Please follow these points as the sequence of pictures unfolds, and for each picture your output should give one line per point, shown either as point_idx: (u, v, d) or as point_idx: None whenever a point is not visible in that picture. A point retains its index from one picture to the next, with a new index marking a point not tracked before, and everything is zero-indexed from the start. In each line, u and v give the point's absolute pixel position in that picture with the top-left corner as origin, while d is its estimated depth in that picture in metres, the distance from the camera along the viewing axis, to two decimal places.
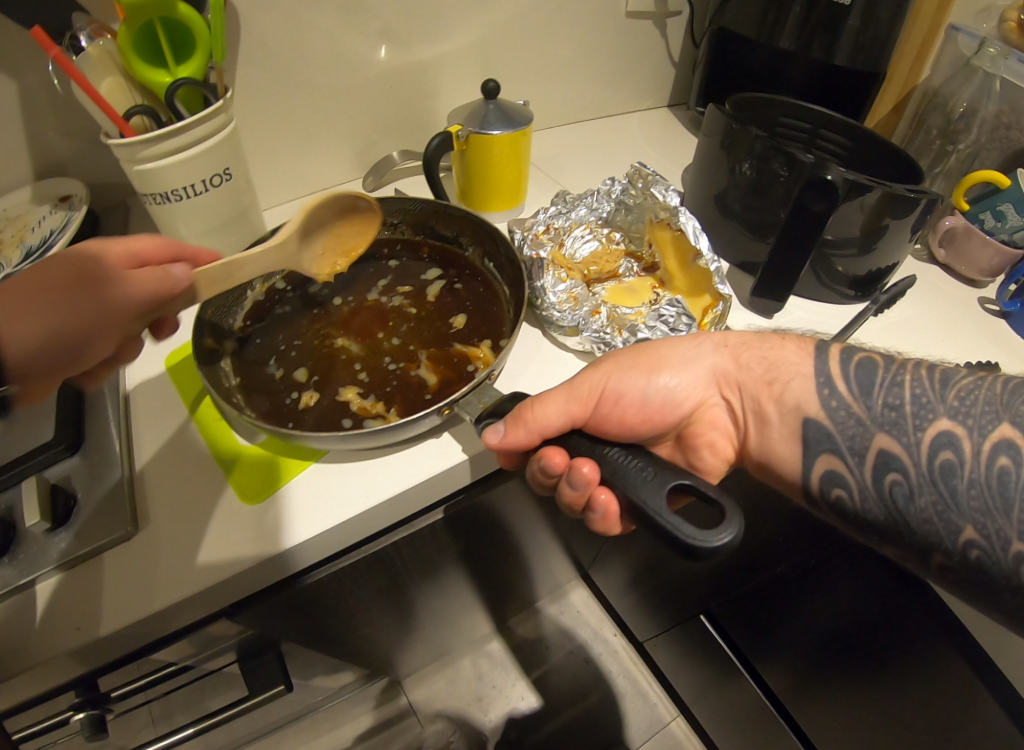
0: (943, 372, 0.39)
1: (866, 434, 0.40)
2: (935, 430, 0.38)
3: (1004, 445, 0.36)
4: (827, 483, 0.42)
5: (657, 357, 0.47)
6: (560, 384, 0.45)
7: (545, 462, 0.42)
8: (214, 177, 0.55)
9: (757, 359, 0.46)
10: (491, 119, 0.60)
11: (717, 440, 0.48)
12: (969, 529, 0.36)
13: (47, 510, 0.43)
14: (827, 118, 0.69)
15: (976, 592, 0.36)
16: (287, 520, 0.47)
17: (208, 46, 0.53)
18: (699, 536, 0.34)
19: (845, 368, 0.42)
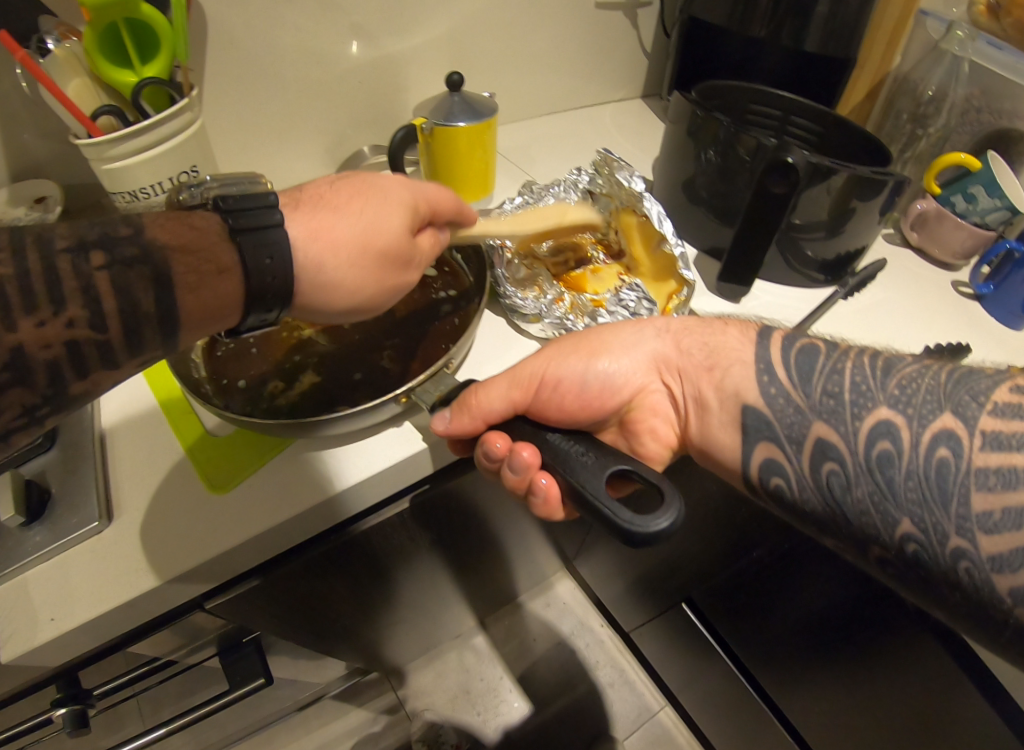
0: (886, 361, 0.39)
1: (804, 422, 0.40)
2: (874, 419, 0.38)
3: (944, 436, 0.36)
4: (766, 472, 0.42)
5: (597, 343, 0.47)
6: (503, 371, 0.45)
7: (488, 448, 0.42)
8: (181, 175, 0.57)
9: (697, 344, 0.46)
10: (457, 111, 0.60)
11: (659, 425, 0.48)
12: (906, 523, 0.36)
13: (20, 505, 0.44)
14: (793, 103, 0.69)
15: (916, 582, 0.36)
16: (246, 512, 0.47)
17: (172, 47, 0.53)
18: (638, 521, 0.34)
19: (785, 354, 0.42)
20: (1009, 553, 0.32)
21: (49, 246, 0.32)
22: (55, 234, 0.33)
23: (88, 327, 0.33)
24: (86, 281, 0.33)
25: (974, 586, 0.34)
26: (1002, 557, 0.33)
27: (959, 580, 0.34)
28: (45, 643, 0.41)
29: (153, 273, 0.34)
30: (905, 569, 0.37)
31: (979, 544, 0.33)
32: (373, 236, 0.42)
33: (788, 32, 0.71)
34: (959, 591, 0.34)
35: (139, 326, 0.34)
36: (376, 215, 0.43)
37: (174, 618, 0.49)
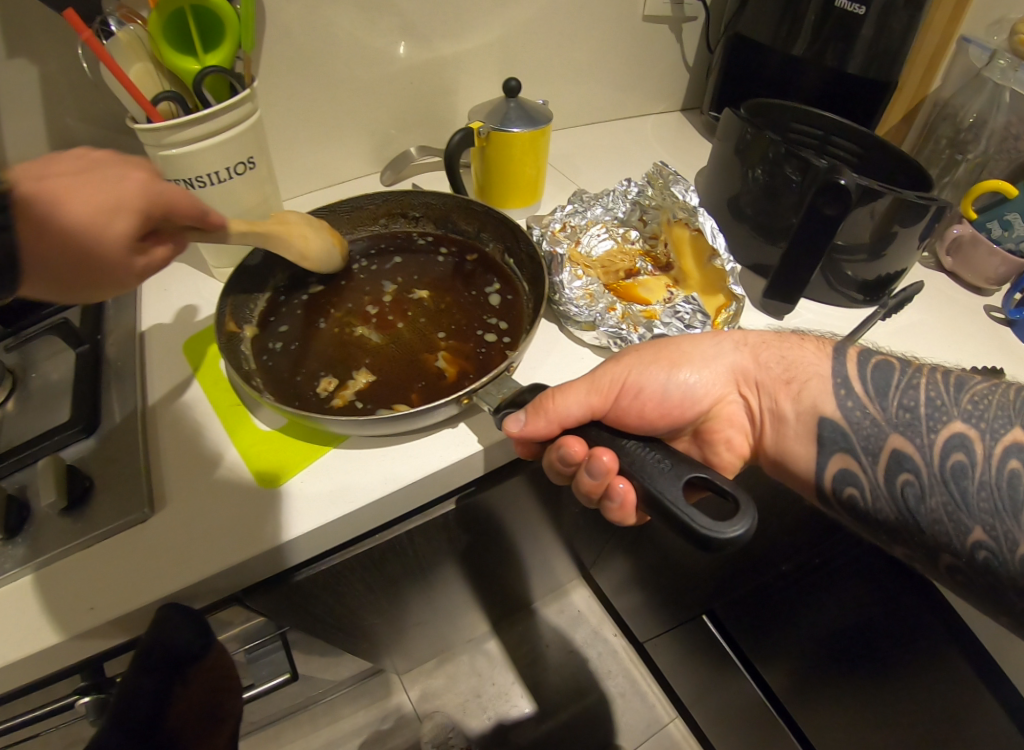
0: (958, 378, 0.40)
1: (880, 434, 0.41)
2: (948, 431, 0.39)
3: (1015, 449, 0.36)
4: (840, 481, 0.42)
5: (678, 353, 0.48)
6: (581, 375, 0.46)
7: (565, 451, 0.42)
8: (239, 166, 0.56)
9: (775, 358, 0.47)
10: (512, 117, 0.61)
11: (734, 436, 0.49)
12: (978, 530, 0.36)
13: (63, 490, 0.44)
14: (839, 125, 0.70)
15: (983, 590, 0.37)
16: (304, 506, 0.47)
17: (237, 36, 0.53)
18: (716, 527, 0.34)
19: (862, 369, 0.43)
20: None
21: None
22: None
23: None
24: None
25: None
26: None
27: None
28: (85, 632, 0.41)
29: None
30: (974, 579, 0.37)
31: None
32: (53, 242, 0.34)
33: (833, 52, 0.72)
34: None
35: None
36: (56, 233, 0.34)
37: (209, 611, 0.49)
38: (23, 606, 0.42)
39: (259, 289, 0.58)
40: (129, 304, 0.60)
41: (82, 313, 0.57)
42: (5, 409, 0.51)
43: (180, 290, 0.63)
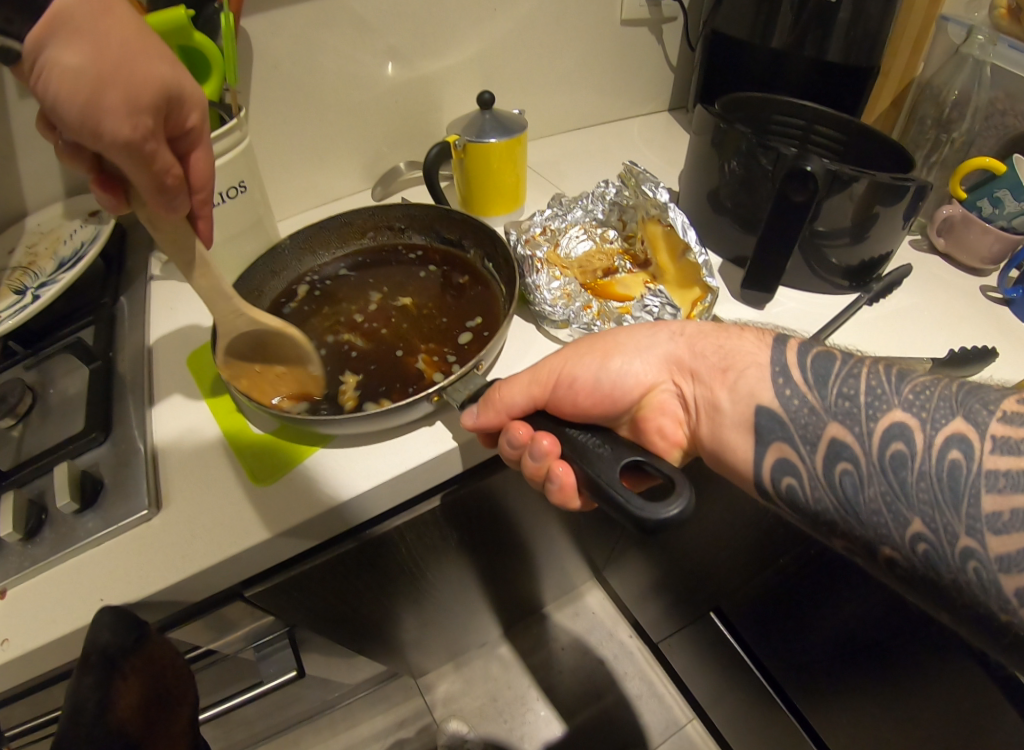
0: (900, 369, 0.40)
1: (819, 423, 0.41)
2: (889, 420, 0.39)
3: (956, 439, 0.36)
4: (778, 472, 0.42)
5: (611, 344, 0.49)
6: (525, 368, 0.49)
7: (511, 435, 0.44)
8: (230, 189, 0.60)
9: (712, 347, 0.47)
10: (488, 129, 0.63)
11: (667, 425, 0.49)
12: (917, 522, 0.36)
13: (76, 492, 0.47)
14: (819, 114, 0.70)
15: (925, 585, 0.36)
16: (286, 503, 0.50)
17: (223, 71, 0.57)
18: (650, 508, 0.36)
19: (800, 358, 0.43)
20: (1017, 553, 0.33)
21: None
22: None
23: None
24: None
25: (981, 587, 0.34)
26: (1010, 557, 0.33)
27: (967, 581, 0.34)
28: (96, 621, 0.45)
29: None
30: (915, 572, 0.37)
31: (988, 544, 0.34)
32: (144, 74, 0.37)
33: (810, 42, 0.72)
34: (965, 596, 0.35)
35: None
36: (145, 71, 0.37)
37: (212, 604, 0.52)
38: (42, 599, 0.46)
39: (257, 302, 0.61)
40: (139, 323, 0.64)
41: (95, 333, 0.62)
42: (28, 422, 0.55)
43: (185, 309, 0.68)
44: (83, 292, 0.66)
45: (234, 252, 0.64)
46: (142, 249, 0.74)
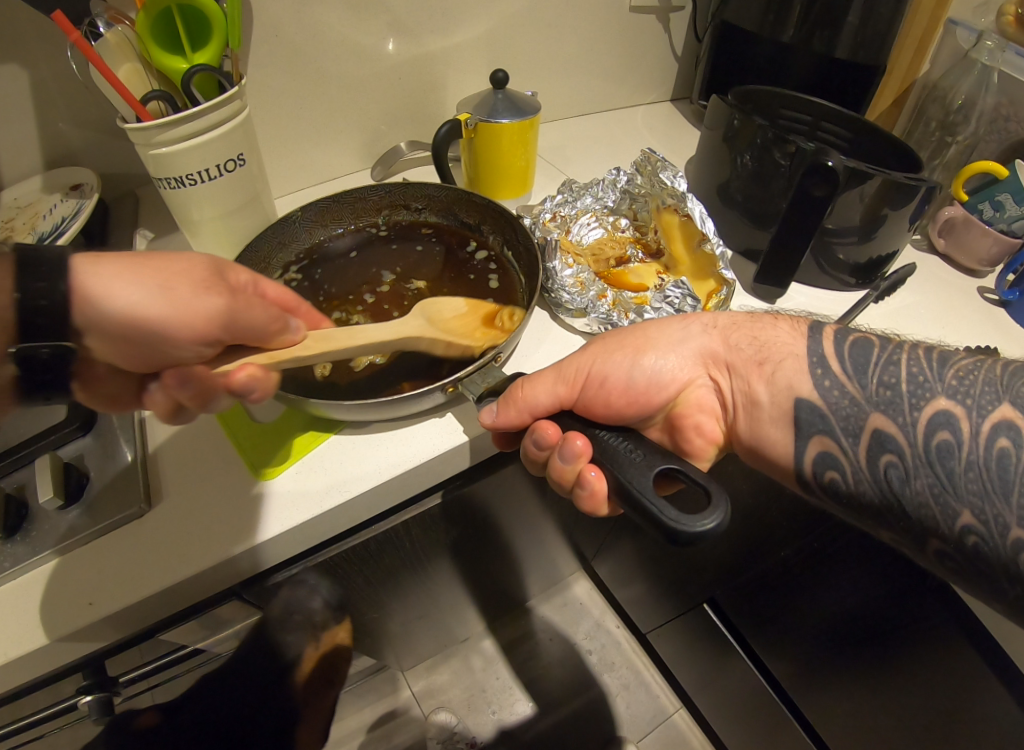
0: (940, 354, 0.40)
1: (861, 414, 0.41)
2: (933, 408, 0.38)
3: (1004, 426, 0.36)
4: (821, 465, 0.42)
5: (644, 339, 0.47)
6: (550, 366, 0.47)
7: (538, 435, 0.42)
8: (228, 162, 0.56)
9: (746, 338, 0.46)
10: (500, 108, 0.61)
11: (705, 422, 0.47)
12: (967, 514, 0.36)
13: (60, 488, 0.44)
14: (828, 111, 0.70)
15: (974, 576, 0.36)
16: (291, 499, 0.47)
17: (224, 34, 0.53)
18: (686, 521, 0.34)
19: (839, 348, 0.43)
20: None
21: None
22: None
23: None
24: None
25: None
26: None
27: (1019, 571, 0.35)
28: (86, 627, 0.42)
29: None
30: (964, 563, 0.37)
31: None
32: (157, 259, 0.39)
33: (820, 38, 0.72)
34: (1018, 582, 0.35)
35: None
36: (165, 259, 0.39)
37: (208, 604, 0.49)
38: (24, 602, 0.42)
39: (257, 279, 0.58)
40: None
41: None
42: None
43: None
44: None
45: (227, 223, 0.60)
46: (126, 225, 0.69)
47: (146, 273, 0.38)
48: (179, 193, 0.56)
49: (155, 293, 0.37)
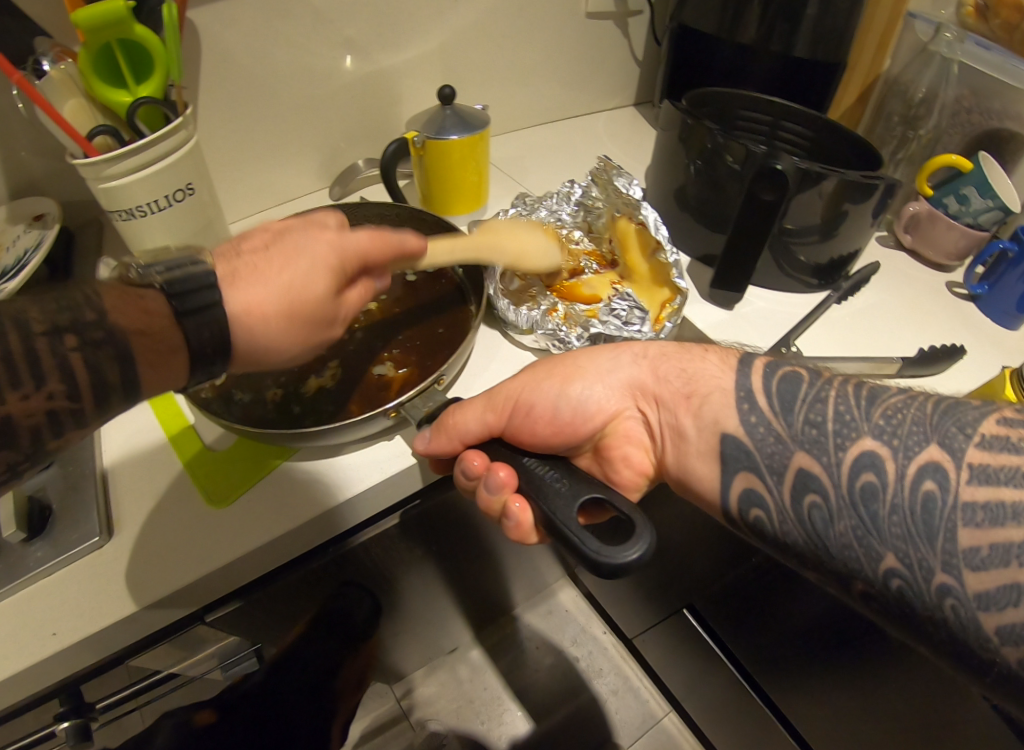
0: (870, 390, 0.40)
1: (786, 452, 0.41)
2: (858, 449, 0.38)
3: (930, 468, 0.36)
4: (746, 503, 0.42)
5: (571, 368, 0.48)
6: (482, 393, 0.47)
7: (465, 466, 0.44)
8: (177, 193, 0.57)
9: (674, 370, 0.46)
10: (448, 125, 0.61)
11: (632, 452, 0.49)
12: (890, 558, 0.36)
13: (22, 521, 0.45)
14: (786, 111, 0.69)
15: (899, 619, 0.36)
16: (243, 526, 0.48)
17: (166, 65, 0.54)
18: (606, 552, 0.34)
19: (767, 382, 0.42)
20: (994, 591, 0.33)
21: (25, 331, 0.31)
22: (31, 318, 0.31)
23: (65, 398, 0.32)
24: (63, 361, 0.32)
25: (959, 624, 0.34)
26: (987, 595, 0.33)
27: (945, 617, 0.34)
28: (48, 658, 0.41)
29: (119, 354, 0.33)
30: (889, 606, 0.37)
31: (965, 581, 0.33)
32: (293, 298, 0.39)
33: (778, 36, 0.71)
34: (944, 628, 0.35)
35: (104, 396, 0.34)
36: (296, 277, 0.40)
37: (172, 631, 0.49)
38: None
39: None
40: None
41: None
42: None
43: None
44: None
45: None
46: (90, 252, 0.70)
47: (262, 282, 0.39)
48: (131, 225, 0.56)
49: (289, 275, 0.40)
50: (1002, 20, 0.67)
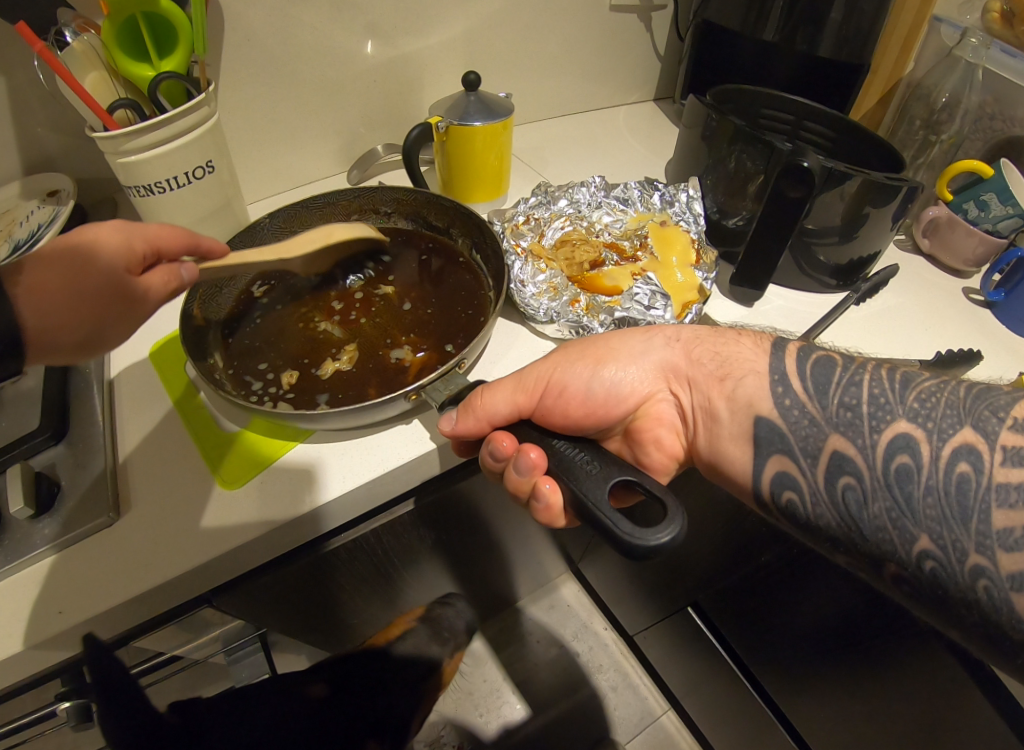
0: (904, 374, 0.40)
1: (820, 435, 0.41)
2: (893, 431, 0.38)
3: (964, 450, 0.36)
4: (778, 485, 0.42)
5: (603, 351, 0.48)
6: (511, 374, 0.47)
7: (494, 446, 0.43)
8: (197, 170, 0.56)
9: (708, 354, 0.46)
10: (472, 111, 0.61)
11: (665, 436, 0.48)
12: (924, 539, 0.36)
13: (31, 498, 0.44)
14: (809, 109, 0.69)
15: (930, 602, 0.36)
16: (259, 506, 0.47)
17: (190, 41, 0.53)
18: (640, 534, 0.35)
19: (801, 366, 0.42)
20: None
21: None
22: None
23: None
24: None
25: (993, 605, 0.34)
26: (1022, 575, 0.33)
27: (977, 600, 0.34)
28: (55, 636, 0.41)
29: None
30: (921, 589, 0.37)
31: (999, 561, 0.34)
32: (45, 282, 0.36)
33: (803, 35, 0.70)
34: (976, 612, 0.35)
35: None
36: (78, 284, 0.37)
37: (180, 613, 0.48)
38: None
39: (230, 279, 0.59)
40: None
41: None
42: None
43: None
44: None
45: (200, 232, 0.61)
46: None
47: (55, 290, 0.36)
48: (149, 201, 0.55)
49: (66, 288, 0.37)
50: None
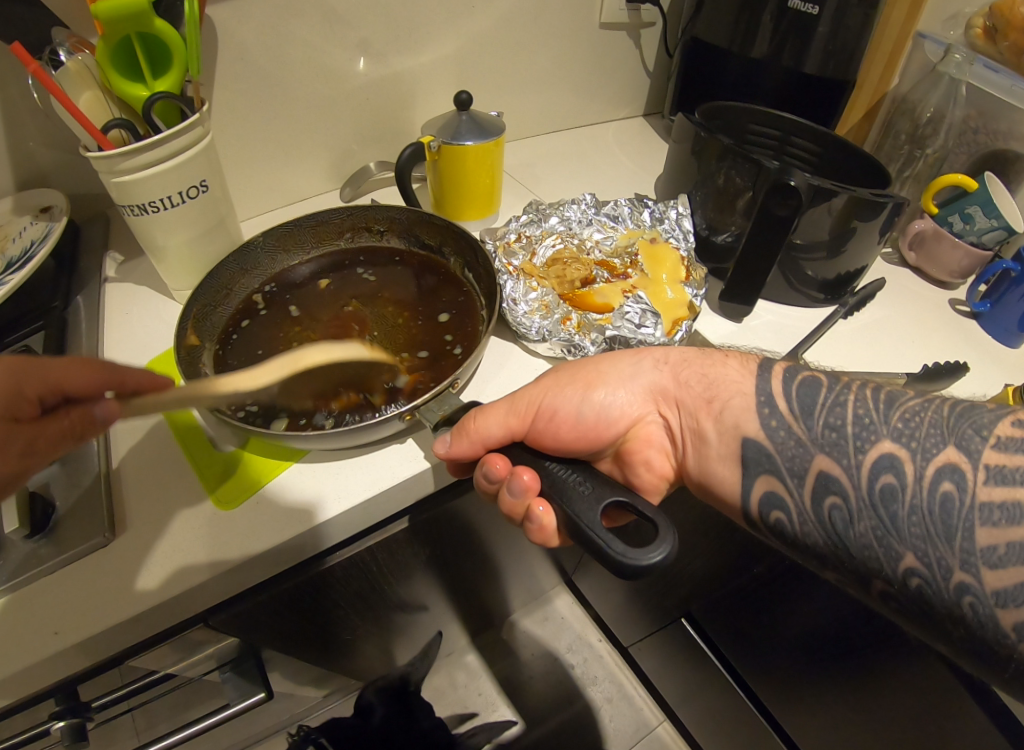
0: (888, 393, 0.41)
1: (806, 455, 0.41)
2: (877, 452, 0.39)
3: (948, 469, 0.37)
4: (766, 505, 0.43)
5: (593, 374, 0.48)
6: (503, 397, 0.47)
7: (488, 469, 0.44)
8: (190, 189, 0.56)
9: (696, 376, 0.47)
10: (464, 130, 0.61)
11: (654, 457, 0.49)
12: (910, 557, 0.37)
13: (26, 518, 0.44)
14: (796, 125, 0.70)
15: (917, 616, 0.37)
16: (255, 527, 0.47)
17: (184, 62, 0.54)
18: (632, 555, 0.35)
19: (787, 386, 0.43)
20: (1012, 588, 0.34)
21: None
22: None
23: None
24: None
25: (977, 621, 0.35)
26: (1005, 592, 0.34)
27: (963, 616, 0.35)
28: (49, 658, 0.41)
29: None
30: (908, 605, 0.38)
31: (983, 578, 0.35)
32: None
33: (790, 51, 0.71)
34: (962, 626, 0.35)
35: None
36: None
37: (174, 632, 0.48)
38: None
39: (223, 300, 0.59)
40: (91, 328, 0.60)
41: (45, 340, 0.58)
42: None
43: (141, 316, 0.64)
44: (32, 293, 0.62)
45: (193, 251, 0.61)
46: (96, 246, 0.69)
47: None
48: (143, 219, 0.56)
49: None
50: (1011, 42, 0.67)
